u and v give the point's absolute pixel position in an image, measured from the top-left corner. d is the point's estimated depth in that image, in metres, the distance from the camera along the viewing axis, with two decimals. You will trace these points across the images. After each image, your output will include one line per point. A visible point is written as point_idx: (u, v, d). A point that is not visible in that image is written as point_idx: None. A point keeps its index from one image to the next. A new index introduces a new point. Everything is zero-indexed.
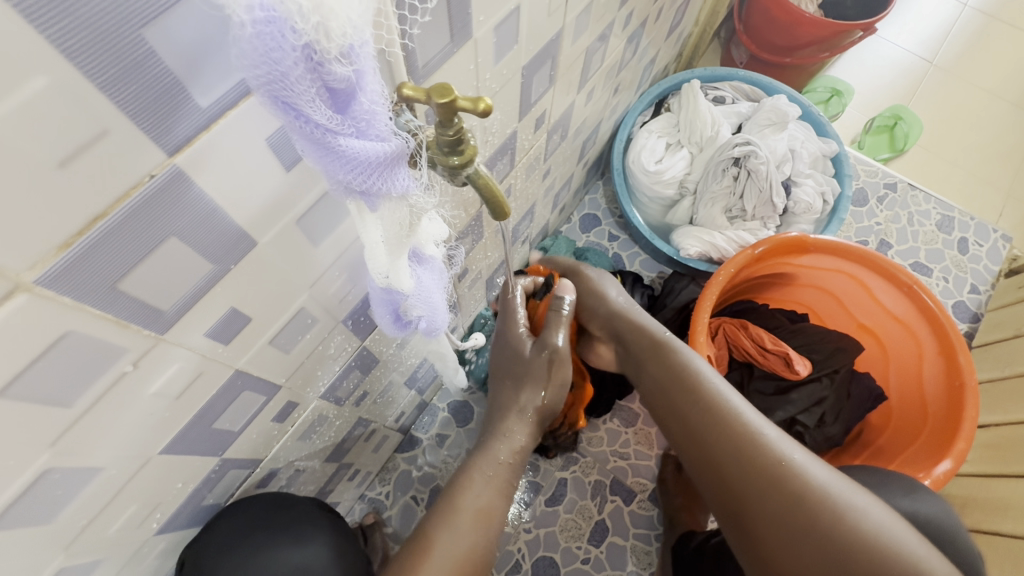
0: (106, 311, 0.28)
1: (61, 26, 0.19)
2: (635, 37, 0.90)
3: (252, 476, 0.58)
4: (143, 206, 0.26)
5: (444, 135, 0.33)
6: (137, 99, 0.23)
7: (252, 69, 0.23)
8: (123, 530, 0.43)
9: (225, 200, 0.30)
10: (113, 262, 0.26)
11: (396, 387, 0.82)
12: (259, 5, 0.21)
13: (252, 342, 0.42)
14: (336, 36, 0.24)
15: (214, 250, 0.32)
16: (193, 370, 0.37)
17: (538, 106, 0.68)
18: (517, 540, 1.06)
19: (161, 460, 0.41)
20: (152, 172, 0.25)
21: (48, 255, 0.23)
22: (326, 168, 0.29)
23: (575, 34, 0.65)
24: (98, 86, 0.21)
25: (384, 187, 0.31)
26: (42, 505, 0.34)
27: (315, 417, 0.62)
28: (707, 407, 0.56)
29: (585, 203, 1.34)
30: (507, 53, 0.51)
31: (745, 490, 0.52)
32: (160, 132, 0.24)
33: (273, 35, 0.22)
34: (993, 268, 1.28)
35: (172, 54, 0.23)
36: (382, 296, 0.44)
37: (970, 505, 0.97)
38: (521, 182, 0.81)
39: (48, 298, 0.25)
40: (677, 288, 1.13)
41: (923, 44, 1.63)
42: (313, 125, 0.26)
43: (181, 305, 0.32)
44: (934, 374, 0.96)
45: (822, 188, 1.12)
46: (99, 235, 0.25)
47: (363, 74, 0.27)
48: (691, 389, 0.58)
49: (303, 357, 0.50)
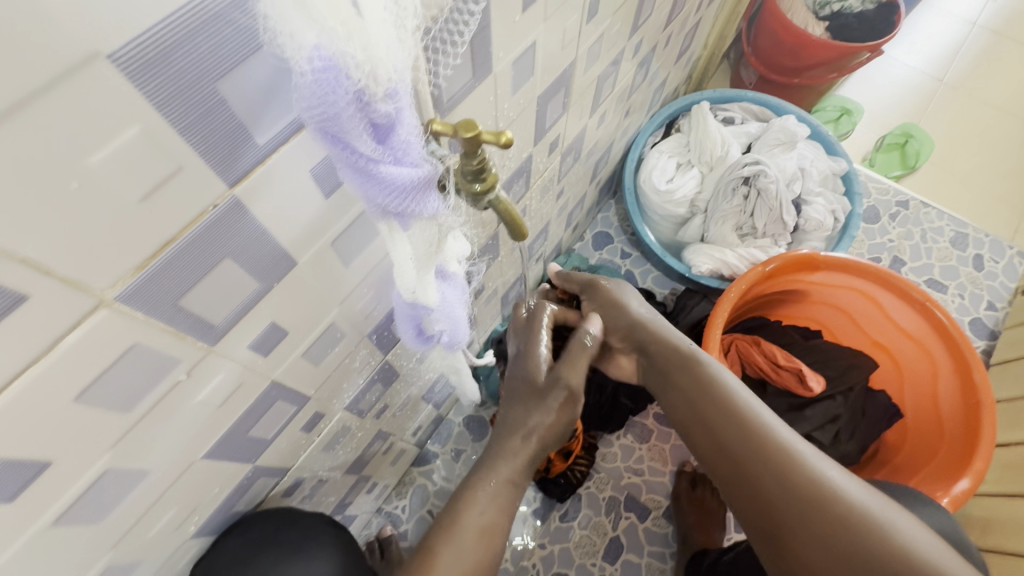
0: (168, 325, 0.31)
1: (155, 84, 0.22)
2: (646, 61, 0.94)
3: (279, 484, 0.61)
4: (204, 231, 0.29)
5: (469, 165, 0.36)
6: (206, 140, 0.26)
7: (308, 109, 0.26)
8: (163, 533, 0.46)
9: (273, 224, 0.33)
10: (179, 281, 0.30)
11: (414, 401, 0.85)
12: (318, 55, 0.24)
13: (287, 355, 0.45)
14: (383, 80, 0.27)
15: (261, 269, 0.35)
16: (234, 380, 0.40)
17: (553, 131, 0.71)
18: (532, 556, 1.07)
19: (201, 465, 0.44)
20: (215, 202, 0.28)
21: (126, 274, 0.27)
22: (365, 193, 0.32)
23: (588, 63, 0.68)
24: (179, 131, 0.24)
25: (416, 210, 0.35)
26: (98, 507, 0.37)
27: (339, 428, 0.65)
28: (727, 412, 0.57)
29: (597, 221, 1.37)
30: (524, 85, 0.54)
31: (753, 470, 0.53)
32: (224, 168, 0.28)
33: (329, 80, 0.25)
34: (1010, 284, 1.27)
35: (238, 100, 0.26)
36: (407, 311, 0.47)
37: (993, 526, 0.96)
38: (536, 203, 0.85)
39: (124, 314, 0.28)
40: (690, 305, 1.15)
41: (932, 63, 1.65)
42: (357, 155, 0.29)
43: (229, 320, 0.35)
44: (950, 391, 0.95)
45: (833, 206, 1.13)
46: (168, 258, 0.28)
47: (402, 110, 0.30)
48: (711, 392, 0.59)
49: (331, 370, 0.53)
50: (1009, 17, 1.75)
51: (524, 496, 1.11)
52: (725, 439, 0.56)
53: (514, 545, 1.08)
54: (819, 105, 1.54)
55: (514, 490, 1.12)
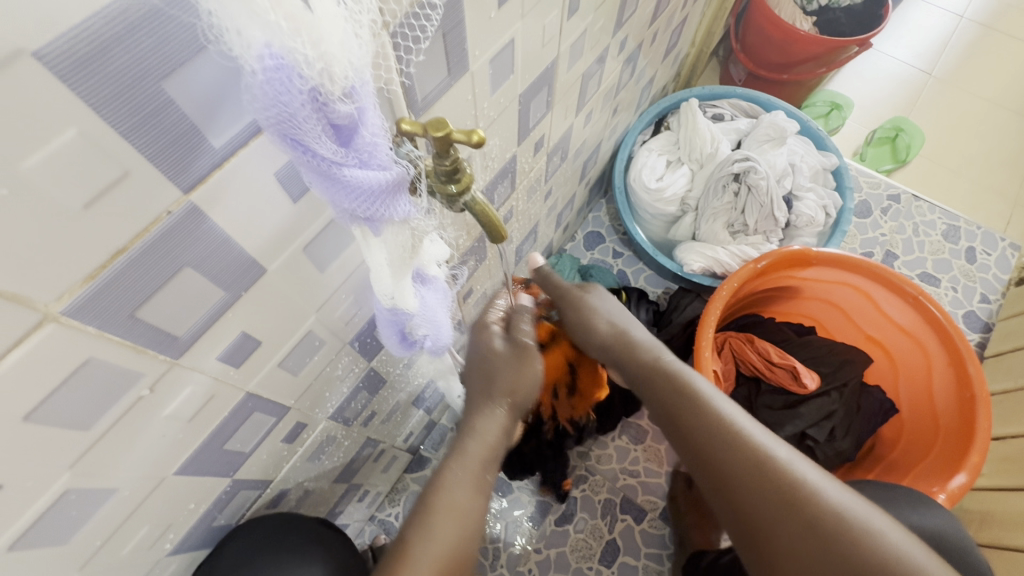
0: (124, 338, 0.29)
1: (89, 83, 0.21)
2: (632, 58, 0.93)
3: (262, 496, 0.59)
4: (160, 239, 0.28)
5: (441, 165, 0.35)
6: (155, 144, 0.25)
7: (264, 111, 0.25)
8: (136, 551, 0.44)
9: (237, 232, 0.32)
10: (134, 292, 0.28)
11: (404, 408, 0.83)
12: (269, 53, 0.23)
13: (262, 365, 0.43)
14: (339, 79, 0.26)
15: (226, 278, 0.34)
16: (205, 393, 0.39)
17: (537, 130, 0.70)
18: (528, 561, 1.06)
19: (174, 481, 0.42)
20: (169, 209, 0.27)
21: (73, 287, 0.25)
22: (333, 199, 0.30)
23: (571, 60, 0.67)
24: (121, 134, 0.23)
25: (386, 213, 0.33)
26: (62, 529, 0.35)
27: (324, 438, 0.63)
28: (706, 415, 0.55)
29: (588, 221, 1.36)
30: (504, 83, 0.53)
31: (725, 472, 0.52)
32: (177, 172, 0.26)
33: (283, 80, 0.24)
34: (1003, 277, 1.27)
35: (188, 101, 0.25)
36: (387, 317, 0.46)
37: (990, 521, 0.95)
38: (522, 204, 0.83)
39: (73, 328, 0.26)
40: (683, 303, 1.14)
41: (921, 57, 1.65)
42: (319, 159, 0.28)
43: (194, 331, 0.34)
44: (945, 385, 0.95)
45: (824, 201, 1.12)
46: (119, 268, 0.27)
47: (364, 110, 0.29)
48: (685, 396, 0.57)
49: (311, 379, 0.52)
50: (996, 10, 1.76)
51: (519, 500, 1.10)
52: (700, 443, 0.54)
53: (510, 550, 1.06)
54: (809, 101, 1.53)
55: (509, 495, 1.10)
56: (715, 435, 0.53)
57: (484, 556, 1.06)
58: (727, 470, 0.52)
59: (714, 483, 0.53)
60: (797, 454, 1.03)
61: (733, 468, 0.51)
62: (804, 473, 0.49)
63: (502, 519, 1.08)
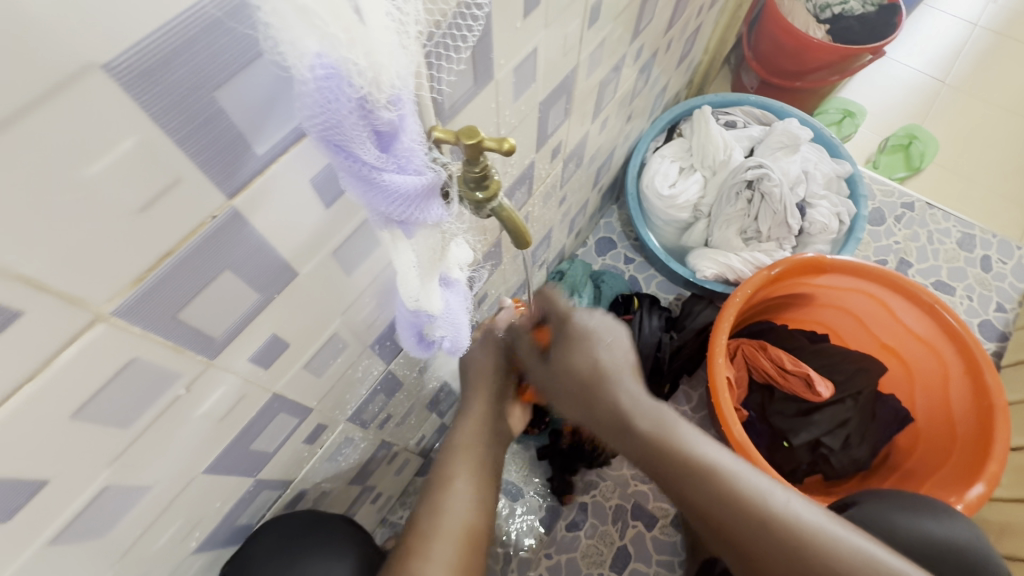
0: (167, 338, 0.30)
1: (152, 94, 0.22)
2: (648, 66, 0.93)
3: (282, 497, 0.59)
4: (205, 242, 0.29)
5: (470, 172, 0.35)
6: (206, 151, 0.25)
7: (311, 117, 0.26)
8: (164, 548, 0.45)
9: (274, 237, 0.33)
10: (178, 294, 0.29)
11: (418, 411, 0.84)
12: (320, 63, 0.24)
13: (288, 367, 0.44)
14: (386, 87, 0.26)
15: (262, 281, 0.35)
16: (236, 392, 0.39)
17: (555, 137, 0.71)
18: (538, 566, 1.06)
19: (203, 479, 0.43)
20: (213, 213, 0.28)
21: (124, 288, 0.26)
22: (368, 201, 0.31)
23: (590, 68, 0.68)
24: (176, 142, 0.24)
25: (420, 217, 0.34)
26: (98, 525, 0.36)
27: (342, 439, 0.64)
28: (702, 477, 0.51)
29: (600, 227, 1.37)
30: (526, 91, 0.54)
31: (721, 522, 0.50)
32: (223, 178, 0.27)
33: (332, 88, 0.25)
34: (1019, 286, 1.26)
35: (238, 110, 0.26)
36: (409, 318, 0.47)
37: (1008, 532, 0.94)
38: (538, 209, 0.84)
39: (121, 328, 0.27)
40: (695, 310, 1.14)
41: (935, 65, 1.65)
42: (360, 163, 0.29)
43: (230, 332, 0.35)
44: (961, 394, 0.94)
45: (838, 209, 1.12)
46: (167, 270, 0.28)
47: (405, 117, 0.29)
48: (677, 455, 0.52)
49: (334, 381, 0.53)
50: (1010, 18, 1.75)
51: (530, 505, 1.10)
52: (697, 499, 0.51)
53: (520, 556, 1.06)
54: (821, 108, 1.53)
55: (520, 499, 1.10)
56: (713, 493, 0.50)
57: (495, 560, 1.06)
58: (731, 526, 0.49)
59: (702, 520, 0.52)
60: (810, 462, 1.03)
61: (732, 521, 0.49)
62: (800, 513, 0.48)
63: (512, 523, 1.08)
